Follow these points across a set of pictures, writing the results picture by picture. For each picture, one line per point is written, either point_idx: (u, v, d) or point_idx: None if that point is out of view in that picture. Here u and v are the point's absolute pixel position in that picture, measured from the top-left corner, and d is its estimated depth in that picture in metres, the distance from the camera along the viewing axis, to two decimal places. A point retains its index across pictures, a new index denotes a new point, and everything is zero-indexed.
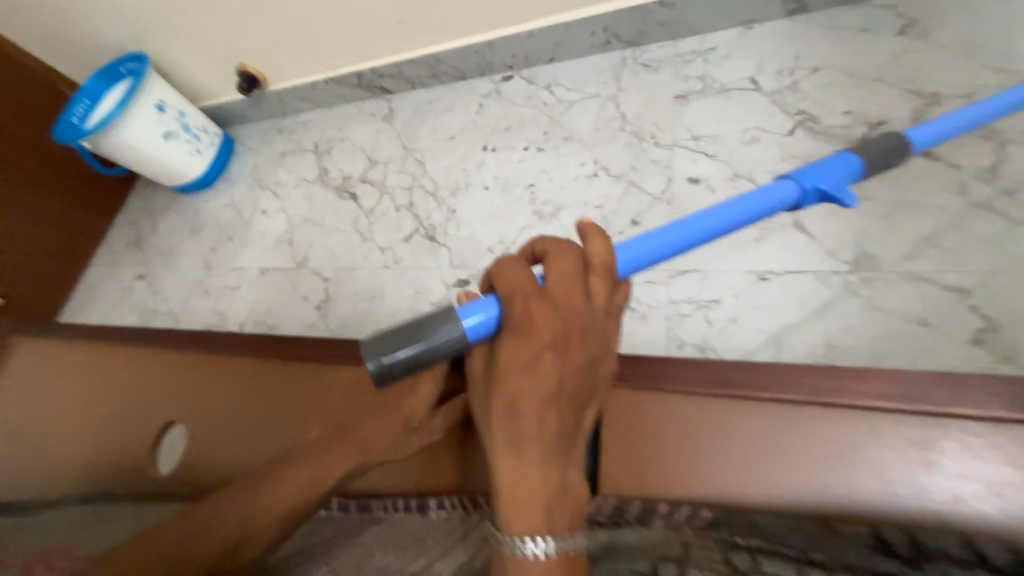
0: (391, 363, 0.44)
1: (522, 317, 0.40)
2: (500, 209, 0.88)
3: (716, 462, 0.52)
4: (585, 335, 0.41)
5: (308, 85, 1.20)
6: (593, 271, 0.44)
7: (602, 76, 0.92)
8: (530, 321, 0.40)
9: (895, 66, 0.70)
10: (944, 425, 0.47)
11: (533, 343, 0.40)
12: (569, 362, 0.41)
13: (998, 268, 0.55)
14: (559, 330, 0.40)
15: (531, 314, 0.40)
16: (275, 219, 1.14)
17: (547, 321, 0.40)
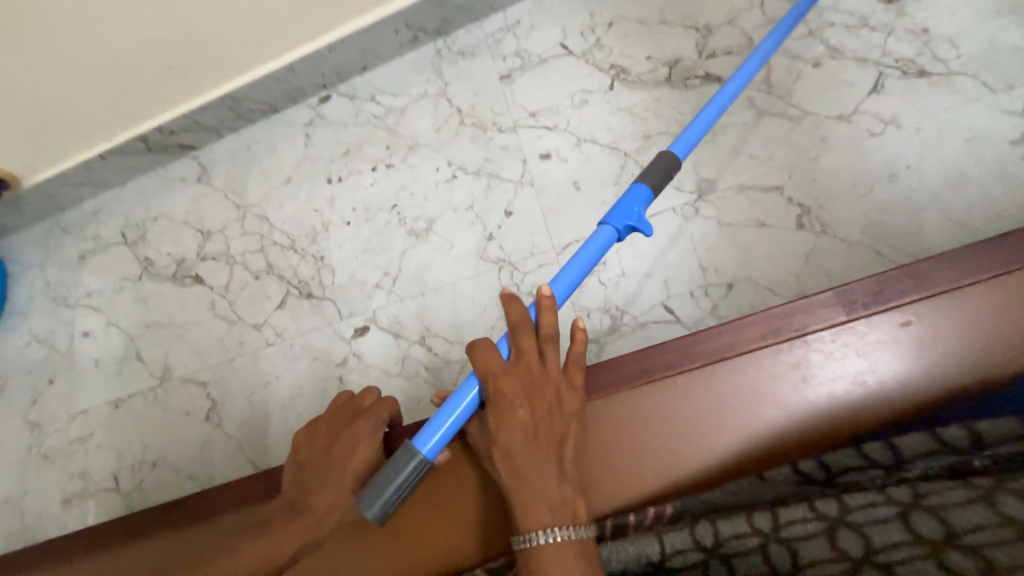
0: (386, 507, 0.43)
1: (497, 390, 0.45)
2: (372, 241, 0.82)
3: (660, 453, 0.52)
4: (550, 378, 0.45)
5: (79, 166, 0.97)
6: (550, 338, 0.46)
7: (423, 73, 0.88)
8: (504, 393, 0.44)
9: (672, 5, 0.78)
10: (825, 337, 0.52)
11: (507, 401, 0.44)
12: (540, 402, 0.44)
13: (795, 161, 0.66)
14: (524, 386, 0.45)
15: (500, 377, 0.45)
16: (106, 337, 0.93)
17: (517, 387, 0.45)
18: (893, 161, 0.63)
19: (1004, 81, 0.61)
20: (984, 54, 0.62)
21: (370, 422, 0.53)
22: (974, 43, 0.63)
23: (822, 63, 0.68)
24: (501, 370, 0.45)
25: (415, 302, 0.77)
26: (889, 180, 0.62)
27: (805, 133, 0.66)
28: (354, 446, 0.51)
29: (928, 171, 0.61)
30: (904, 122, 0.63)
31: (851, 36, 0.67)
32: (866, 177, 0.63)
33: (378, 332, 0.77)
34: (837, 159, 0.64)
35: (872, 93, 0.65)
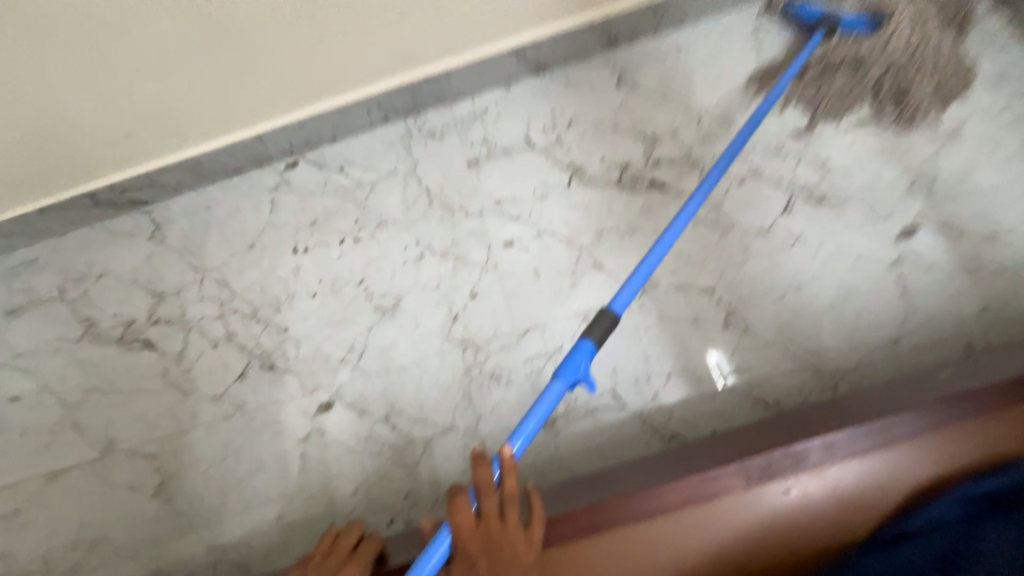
0: None
1: (463, 552, 0.49)
2: (338, 314, 0.84)
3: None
4: (506, 539, 0.49)
5: (16, 217, 0.91)
6: (510, 500, 0.51)
7: (394, 150, 0.92)
8: (471, 552, 0.49)
9: (624, 112, 0.87)
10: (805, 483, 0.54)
11: (467, 559, 0.48)
12: (499, 559, 0.48)
13: (723, 267, 0.76)
14: (485, 545, 0.49)
15: (462, 539, 0.49)
16: (38, 403, 0.87)
17: (481, 548, 0.49)
18: (799, 273, 0.74)
19: (884, 212, 0.75)
20: (869, 189, 0.76)
21: (361, 560, 0.55)
22: (861, 179, 0.77)
23: (746, 182, 0.79)
24: (467, 529, 0.49)
25: (381, 379, 0.80)
26: (797, 289, 0.74)
27: (732, 243, 0.77)
28: None
29: (826, 284, 0.73)
30: (807, 241, 0.75)
31: (770, 160, 0.79)
32: (779, 286, 0.74)
33: (343, 408, 0.79)
34: (756, 268, 0.75)
35: (784, 212, 0.77)
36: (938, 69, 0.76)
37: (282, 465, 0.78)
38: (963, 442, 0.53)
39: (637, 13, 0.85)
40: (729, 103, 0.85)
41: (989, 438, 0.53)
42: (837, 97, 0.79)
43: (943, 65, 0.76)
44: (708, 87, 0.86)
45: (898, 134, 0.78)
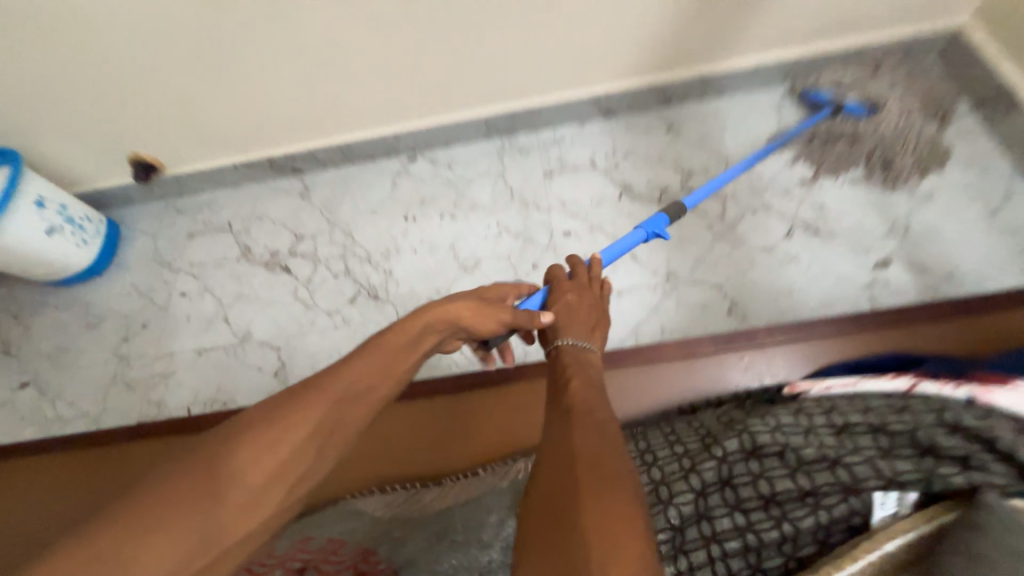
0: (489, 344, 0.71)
1: (561, 289, 0.71)
2: (431, 266, 1.11)
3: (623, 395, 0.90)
4: (591, 297, 0.71)
5: (214, 168, 1.26)
6: (596, 277, 0.74)
7: (489, 158, 1.22)
8: (564, 293, 0.70)
9: (669, 152, 1.14)
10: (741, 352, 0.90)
11: (563, 292, 0.70)
12: (582, 301, 0.69)
13: (732, 271, 0.98)
14: (579, 291, 0.71)
15: (563, 286, 0.71)
16: (200, 299, 1.18)
17: (575, 295, 0.70)
18: (792, 283, 0.95)
19: (864, 248, 0.96)
20: (855, 229, 0.98)
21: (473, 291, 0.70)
22: (849, 221, 0.99)
23: (758, 212, 1.03)
24: (566, 287, 0.71)
25: None
26: (789, 295, 0.95)
27: (741, 254, 1.00)
28: (438, 313, 0.65)
29: (813, 294, 0.94)
30: (802, 261, 0.97)
31: (778, 199, 1.03)
32: (775, 290, 0.95)
33: None
34: (758, 275, 0.97)
35: (785, 237, 1.00)
36: (918, 149, 0.97)
37: None
38: (842, 346, 0.87)
39: (687, 83, 1.13)
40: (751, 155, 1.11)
41: (860, 346, 0.86)
42: (833, 161, 1.02)
43: (920, 143, 0.97)
44: (735, 142, 1.13)
45: (880, 191, 1.01)
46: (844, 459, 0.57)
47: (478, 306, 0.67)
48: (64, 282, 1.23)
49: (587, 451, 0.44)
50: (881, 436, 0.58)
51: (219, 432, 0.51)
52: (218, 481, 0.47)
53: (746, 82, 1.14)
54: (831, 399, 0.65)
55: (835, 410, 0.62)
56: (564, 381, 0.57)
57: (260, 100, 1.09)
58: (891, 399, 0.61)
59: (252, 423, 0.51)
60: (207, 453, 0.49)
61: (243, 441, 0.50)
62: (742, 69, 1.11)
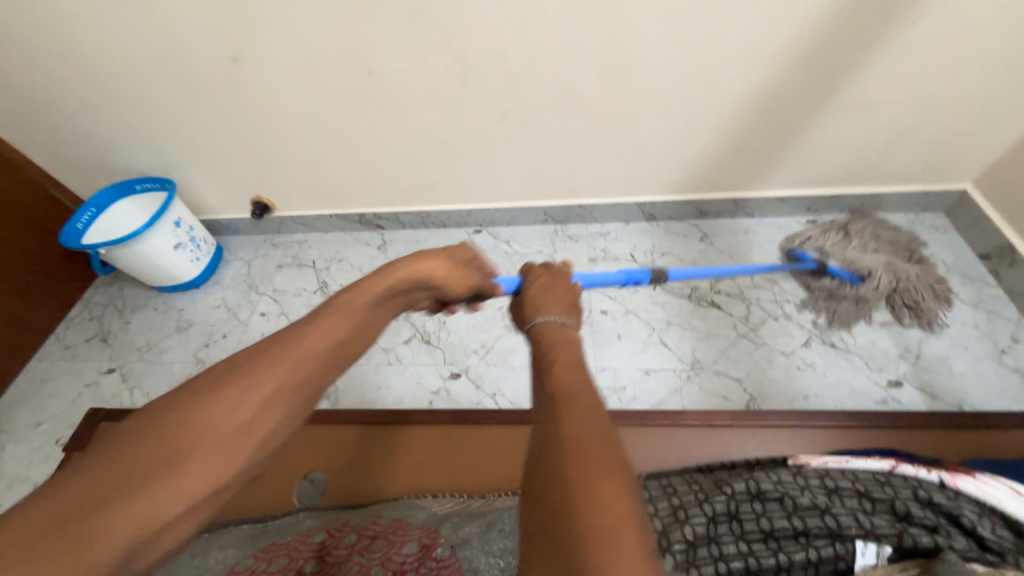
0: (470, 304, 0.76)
1: (534, 279, 0.69)
2: (480, 323, 1.25)
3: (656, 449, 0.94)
4: (565, 280, 0.68)
5: (314, 216, 1.50)
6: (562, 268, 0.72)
7: (543, 240, 1.42)
8: (537, 276, 0.69)
9: (700, 257, 1.31)
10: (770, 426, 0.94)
11: (538, 277, 0.69)
12: (564, 286, 0.67)
13: (753, 368, 1.08)
14: (550, 279, 0.68)
15: (537, 274, 0.70)
16: (276, 321, 1.35)
17: (547, 282, 0.67)
18: (808, 388, 1.03)
19: (878, 366, 1.05)
20: (868, 348, 1.07)
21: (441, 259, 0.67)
22: (864, 340, 1.09)
23: (779, 319, 1.14)
24: (537, 274, 0.70)
25: (496, 371, 1.16)
26: (806, 398, 1.02)
27: (761, 354, 1.10)
28: (411, 274, 0.62)
29: (828, 401, 1.01)
30: (817, 368, 1.06)
31: (798, 311, 1.15)
32: (793, 392, 1.03)
33: (466, 381, 1.15)
34: (777, 375, 1.06)
35: (803, 346, 1.10)
36: (930, 291, 1.09)
37: (414, 404, 1.14)
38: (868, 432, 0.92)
39: (720, 203, 1.33)
40: None
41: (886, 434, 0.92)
42: (856, 311, 1.10)
43: (931, 286, 1.10)
44: (761, 257, 1.29)
45: (920, 330, 1.09)
46: (832, 510, 0.60)
47: (450, 266, 0.68)
48: (167, 290, 1.44)
49: (588, 436, 0.36)
50: (865, 500, 0.61)
51: (158, 398, 0.41)
52: (171, 456, 0.38)
53: (772, 208, 1.33)
54: (827, 471, 0.66)
55: (828, 475, 0.64)
56: (551, 357, 0.49)
57: (367, 172, 1.33)
58: (876, 474, 0.64)
59: (227, 374, 0.43)
60: (141, 425, 0.39)
61: (194, 401, 0.40)
62: (768, 199, 1.31)
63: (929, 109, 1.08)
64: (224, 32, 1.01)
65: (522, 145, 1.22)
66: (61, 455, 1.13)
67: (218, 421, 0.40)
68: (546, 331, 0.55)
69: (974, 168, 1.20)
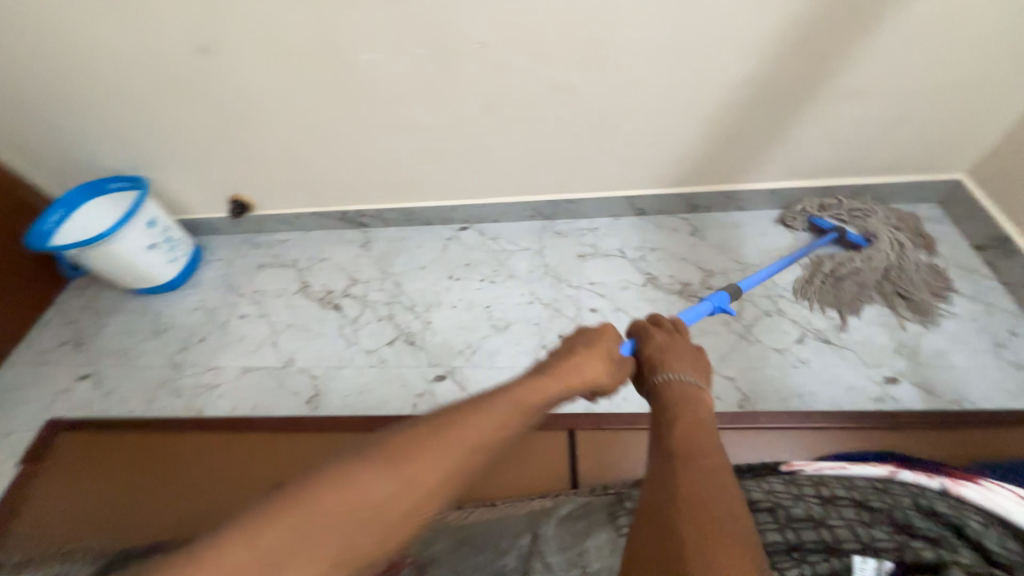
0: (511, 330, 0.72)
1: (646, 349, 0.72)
2: (467, 323, 1.22)
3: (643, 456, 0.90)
4: (688, 347, 0.71)
5: (295, 214, 1.45)
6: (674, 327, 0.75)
7: (531, 236, 1.38)
8: (656, 342, 0.72)
9: (692, 252, 1.27)
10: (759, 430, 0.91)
11: (651, 341, 0.72)
12: (677, 352, 0.70)
13: (745, 365, 1.05)
14: (665, 343, 0.72)
15: (663, 336, 0.73)
16: (256, 323, 1.31)
17: (670, 344, 0.72)
18: (802, 386, 1.01)
19: (874, 361, 1.02)
20: (864, 343, 1.04)
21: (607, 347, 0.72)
22: (859, 335, 1.06)
23: (771, 315, 1.11)
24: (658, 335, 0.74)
25: (483, 372, 1.12)
26: (799, 396, 1.00)
27: (754, 351, 1.07)
28: (596, 367, 0.69)
29: (822, 399, 0.99)
30: (811, 365, 1.03)
31: (791, 305, 1.12)
32: (786, 389, 1.01)
33: (451, 382, 1.11)
34: (770, 373, 1.03)
35: (797, 341, 1.07)
36: (927, 285, 1.09)
37: (397, 408, 1.10)
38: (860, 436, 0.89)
39: (712, 196, 1.30)
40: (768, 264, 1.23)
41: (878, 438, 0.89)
42: (858, 295, 1.09)
43: (926, 280, 1.10)
44: (754, 252, 1.25)
45: (915, 321, 1.07)
46: (828, 522, 0.57)
47: (593, 355, 0.70)
48: (143, 292, 1.39)
49: (705, 522, 0.46)
50: (864, 510, 0.57)
51: (371, 453, 0.48)
52: (343, 515, 0.43)
53: (764, 201, 1.30)
54: (821, 476, 0.63)
55: (823, 483, 0.62)
56: (673, 427, 0.57)
57: (347, 168, 1.29)
58: (874, 481, 0.60)
59: (435, 427, 0.51)
60: (334, 477, 0.45)
61: (358, 465, 0.46)
62: (760, 191, 1.27)
63: (923, 97, 1.05)
64: (190, 21, 0.97)
65: (506, 138, 1.18)
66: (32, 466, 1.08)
67: (416, 487, 0.46)
68: (679, 396, 0.63)
69: (969, 158, 1.17)
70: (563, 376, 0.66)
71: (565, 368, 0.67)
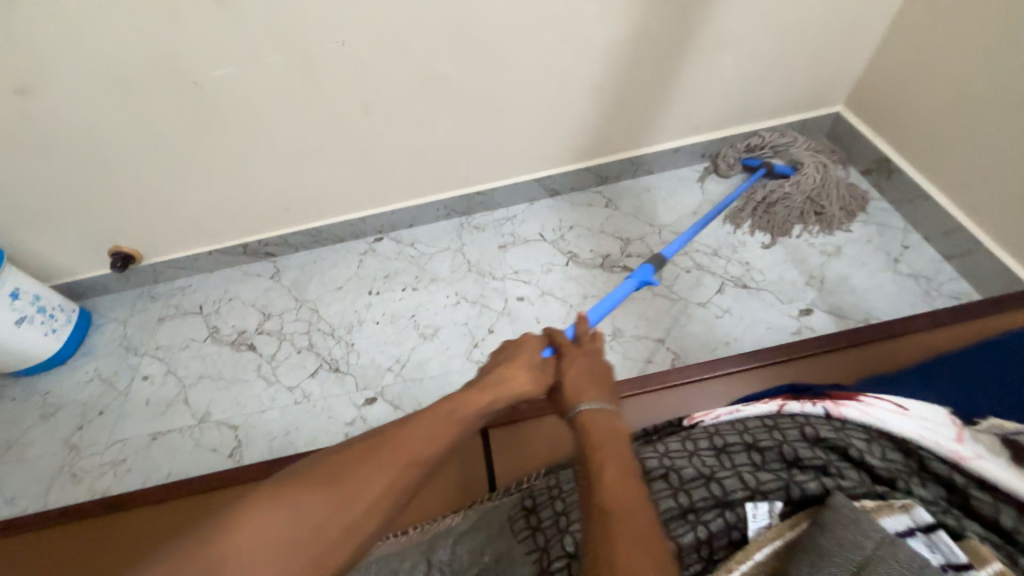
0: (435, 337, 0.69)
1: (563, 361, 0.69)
2: (392, 337, 1.15)
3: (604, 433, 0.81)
4: (599, 364, 0.69)
5: (190, 256, 1.32)
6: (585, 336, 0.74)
7: (449, 235, 1.33)
8: (575, 357, 0.69)
9: (609, 223, 1.27)
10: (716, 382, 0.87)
11: (570, 355, 0.70)
12: (586, 368, 0.68)
13: (672, 326, 1.05)
14: (580, 355, 0.70)
15: (568, 350, 0.71)
16: (162, 382, 1.18)
17: (582, 359, 0.69)
18: (728, 334, 1.02)
19: (787, 297, 1.05)
20: (777, 282, 1.07)
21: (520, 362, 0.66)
22: (772, 275, 1.09)
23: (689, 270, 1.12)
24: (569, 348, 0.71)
25: (415, 385, 1.06)
26: (726, 345, 1.01)
27: (679, 310, 1.07)
28: (509, 378, 0.64)
29: (746, 344, 1.00)
30: (733, 313, 1.05)
31: (707, 258, 1.14)
32: (713, 341, 1.02)
33: (383, 403, 1.05)
34: (696, 328, 1.04)
35: (717, 292, 1.08)
36: (844, 201, 1.15)
37: (329, 442, 1.02)
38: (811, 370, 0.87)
39: (619, 165, 1.30)
40: (682, 223, 1.24)
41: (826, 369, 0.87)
42: (787, 217, 1.14)
43: (842, 195, 1.15)
44: (668, 212, 1.26)
45: (825, 235, 1.14)
46: (717, 474, 0.58)
47: (518, 367, 0.65)
48: (25, 374, 1.23)
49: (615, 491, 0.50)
50: (755, 452, 0.60)
51: (263, 491, 0.48)
52: (264, 550, 0.44)
53: (669, 162, 1.31)
54: (718, 425, 0.66)
55: (717, 433, 0.63)
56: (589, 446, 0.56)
57: (233, 197, 1.19)
58: (765, 419, 0.64)
59: (356, 453, 0.51)
60: (236, 521, 0.45)
61: (281, 500, 0.47)
62: (663, 153, 1.29)
63: (786, 38, 1.09)
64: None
65: (397, 139, 1.13)
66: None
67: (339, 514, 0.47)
68: (591, 417, 0.60)
69: (843, 90, 1.23)
70: (495, 390, 0.62)
71: (493, 382, 0.63)
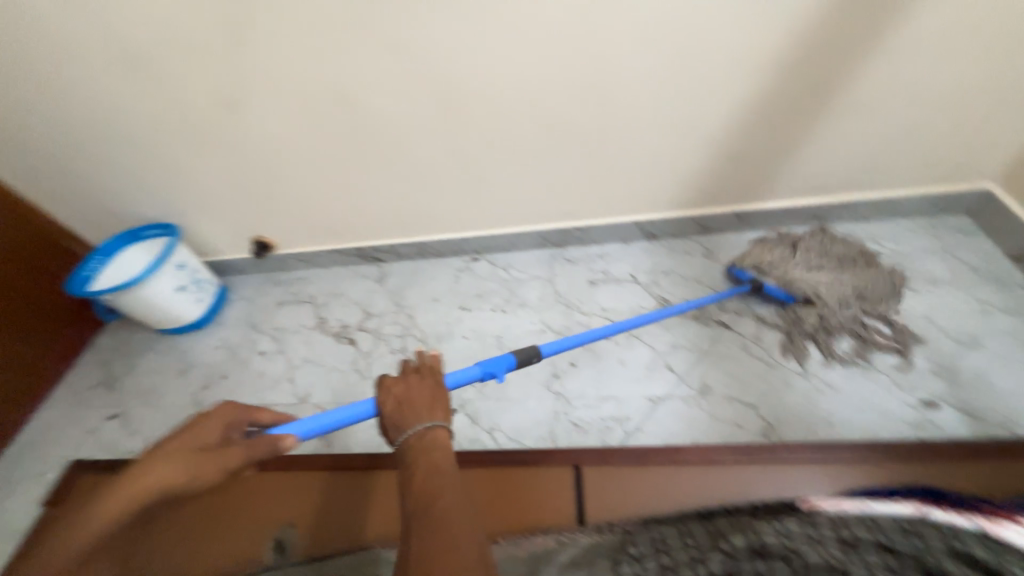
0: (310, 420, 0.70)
1: (388, 395, 0.68)
2: (478, 354, 1.22)
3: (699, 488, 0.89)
4: (433, 398, 0.67)
5: (313, 251, 1.50)
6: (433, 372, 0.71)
7: (541, 264, 1.39)
8: (389, 390, 0.68)
9: (706, 274, 1.24)
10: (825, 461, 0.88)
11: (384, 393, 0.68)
12: (401, 408, 0.66)
13: (769, 391, 1.00)
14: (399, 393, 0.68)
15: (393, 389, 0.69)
16: (275, 359, 1.34)
17: (404, 389, 0.69)
18: (834, 411, 0.95)
19: (908, 384, 0.96)
20: (895, 365, 0.99)
21: (224, 418, 0.67)
22: (890, 356, 1.00)
23: (792, 334, 1.06)
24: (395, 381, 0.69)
25: (494, 403, 1.11)
26: (832, 423, 0.94)
27: (777, 376, 1.02)
28: (177, 447, 0.63)
29: (855, 426, 0.93)
30: (840, 389, 0.97)
31: (814, 326, 1.08)
32: (816, 416, 0.95)
33: (462, 415, 1.10)
34: (796, 399, 0.98)
35: (823, 364, 1.02)
36: (880, 301, 1.06)
37: None
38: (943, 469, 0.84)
39: (723, 217, 1.28)
40: None
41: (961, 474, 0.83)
42: (799, 331, 1.06)
43: (889, 283, 1.08)
44: None
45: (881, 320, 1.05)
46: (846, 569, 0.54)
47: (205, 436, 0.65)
48: (173, 333, 1.45)
49: (452, 508, 0.55)
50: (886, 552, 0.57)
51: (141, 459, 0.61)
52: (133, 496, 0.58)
53: (777, 220, 1.27)
54: (842, 516, 0.65)
55: (843, 523, 0.63)
56: (415, 486, 0.58)
57: (358, 207, 1.34)
58: (901, 521, 0.62)
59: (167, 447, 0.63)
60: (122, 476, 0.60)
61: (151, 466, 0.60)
62: (772, 211, 1.25)
63: (933, 108, 1.02)
64: (213, 82, 1.05)
65: (509, 171, 1.21)
66: (62, 505, 1.12)
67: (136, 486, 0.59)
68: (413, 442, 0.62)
69: (997, 166, 1.11)
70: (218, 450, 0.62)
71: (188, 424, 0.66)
